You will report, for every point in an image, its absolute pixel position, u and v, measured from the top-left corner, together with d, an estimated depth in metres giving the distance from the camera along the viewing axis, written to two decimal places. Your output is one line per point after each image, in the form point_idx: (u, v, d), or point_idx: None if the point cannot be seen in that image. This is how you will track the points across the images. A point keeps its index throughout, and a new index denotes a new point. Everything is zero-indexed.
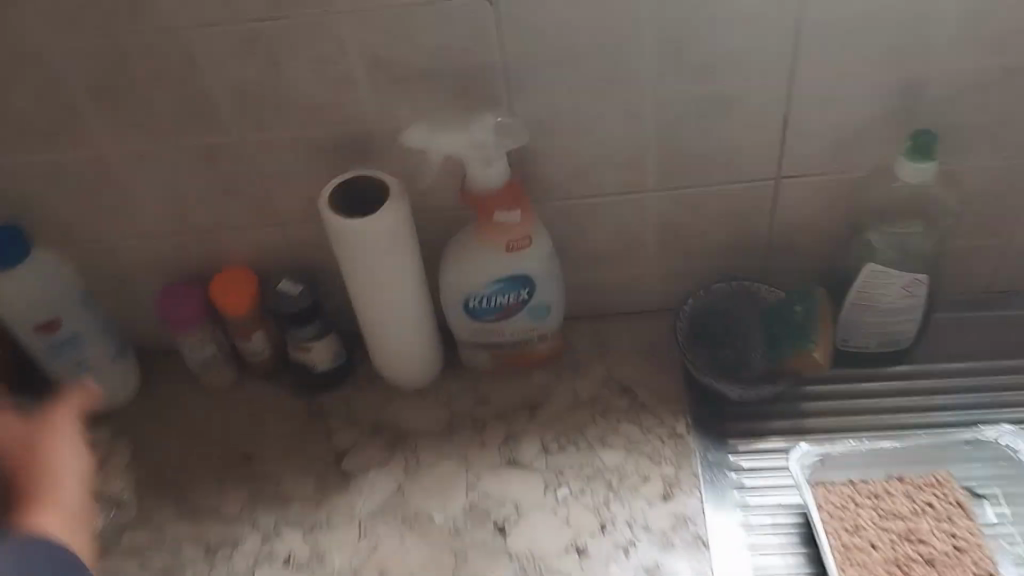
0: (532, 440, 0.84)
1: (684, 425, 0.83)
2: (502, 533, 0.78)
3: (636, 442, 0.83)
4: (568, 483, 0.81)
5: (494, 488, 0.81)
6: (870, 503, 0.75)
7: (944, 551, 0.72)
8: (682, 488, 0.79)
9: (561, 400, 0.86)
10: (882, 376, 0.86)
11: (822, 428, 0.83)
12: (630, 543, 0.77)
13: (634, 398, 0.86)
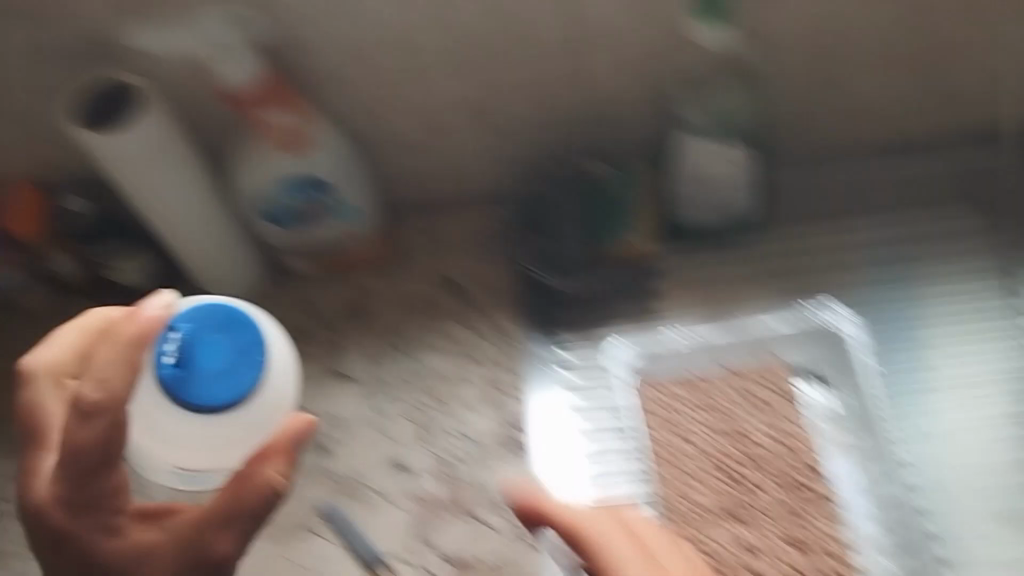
0: (358, 351, 0.79)
1: (516, 321, 0.78)
2: (325, 453, 0.75)
3: (464, 346, 0.78)
4: (393, 395, 0.77)
5: (318, 405, 0.77)
6: (697, 402, 0.73)
7: (767, 449, 0.70)
8: (510, 392, 0.75)
9: (389, 302, 0.81)
10: (726, 250, 0.79)
11: (662, 316, 0.77)
12: (454, 457, 0.74)
13: (465, 296, 0.80)
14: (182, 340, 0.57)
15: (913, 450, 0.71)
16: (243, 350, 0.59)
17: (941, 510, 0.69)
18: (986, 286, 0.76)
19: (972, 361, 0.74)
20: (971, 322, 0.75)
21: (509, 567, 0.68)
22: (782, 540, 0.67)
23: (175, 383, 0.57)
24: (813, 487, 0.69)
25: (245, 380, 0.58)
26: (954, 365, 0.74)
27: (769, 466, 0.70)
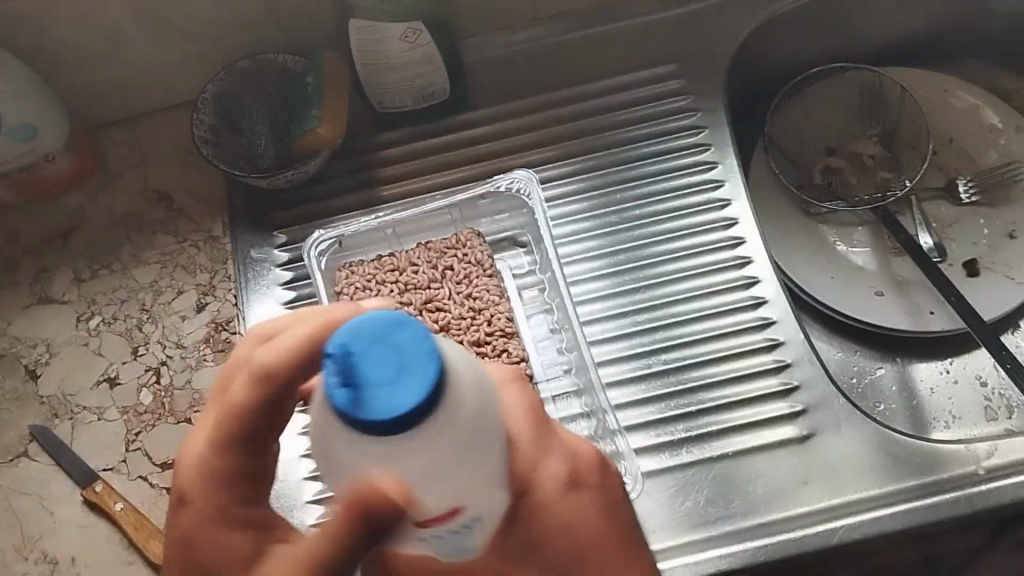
0: (64, 271, 0.78)
1: (221, 222, 0.78)
2: (34, 377, 0.74)
3: (170, 253, 0.77)
4: (101, 312, 0.76)
5: (25, 331, 0.76)
6: (392, 279, 0.71)
7: (458, 316, 0.70)
8: (217, 293, 0.75)
9: (93, 220, 0.79)
10: (435, 134, 0.82)
11: (382, 198, 0.80)
12: (163, 363, 0.73)
13: (170, 205, 0.79)
14: (339, 350, 0.33)
15: (592, 293, 0.75)
16: (418, 351, 0.33)
17: (620, 342, 0.73)
18: (666, 141, 0.81)
19: (649, 207, 0.78)
20: (650, 174, 0.80)
21: None
22: None
23: (354, 408, 0.32)
24: (508, 350, 0.69)
25: (419, 398, 0.32)
26: (633, 212, 0.78)
27: (464, 333, 0.69)
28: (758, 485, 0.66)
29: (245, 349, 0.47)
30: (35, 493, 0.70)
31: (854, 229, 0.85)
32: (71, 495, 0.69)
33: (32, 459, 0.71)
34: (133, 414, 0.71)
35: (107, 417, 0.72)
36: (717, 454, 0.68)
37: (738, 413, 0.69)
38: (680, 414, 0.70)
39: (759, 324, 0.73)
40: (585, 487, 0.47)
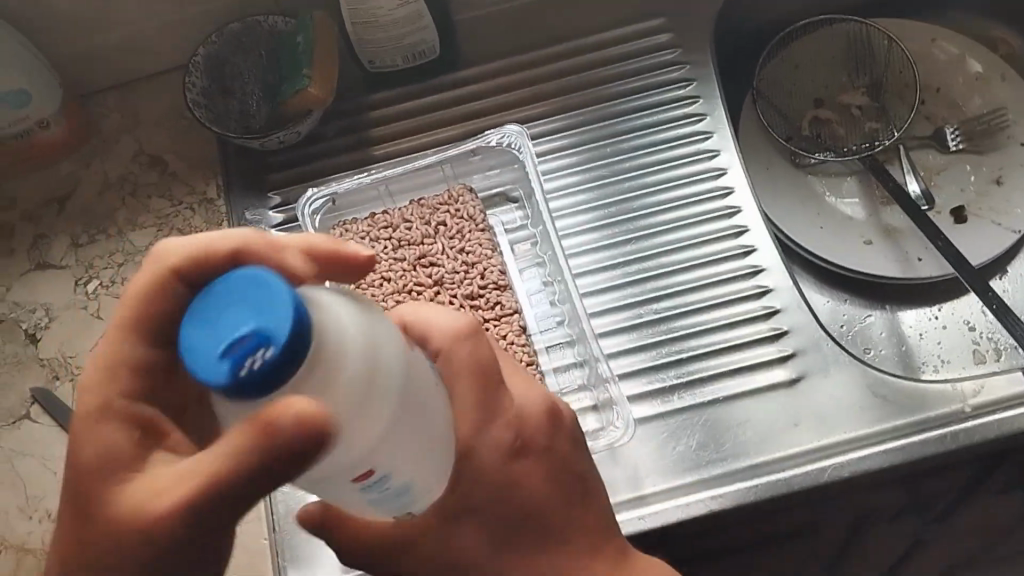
0: (62, 237, 0.78)
1: (215, 185, 0.79)
2: (34, 341, 0.75)
3: (166, 216, 0.78)
4: (99, 276, 0.76)
5: (24, 296, 0.76)
6: (387, 236, 0.72)
7: (452, 270, 0.71)
8: None
9: (89, 186, 0.80)
10: (426, 93, 0.83)
11: (374, 158, 0.81)
12: None
13: (165, 169, 0.80)
14: (219, 359, 0.31)
15: (584, 246, 0.76)
16: (266, 305, 0.31)
17: (612, 293, 0.74)
18: (655, 95, 0.82)
19: (640, 159, 0.79)
20: (640, 128, 0.81)
21: None
22: None
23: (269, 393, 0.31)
24: (502, 303, 0.69)
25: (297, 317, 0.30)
26: (623, 166, 0.79)
27: (458, 287, 0.70)
28: (748, 429, 0.67)
29: (148, 279, 0.41)
30: (39, 453, 0.71)
31: (843, 179, 0.86)
32: None
33: (35, 421, 0.72)
34: None
35: None
36: (709, 400, 0.69)
37: (730, 359, 0.71)
38: (673, 361, 0.71)
39: (750, 273, 0.74)
40: (536, 449, 0.49)
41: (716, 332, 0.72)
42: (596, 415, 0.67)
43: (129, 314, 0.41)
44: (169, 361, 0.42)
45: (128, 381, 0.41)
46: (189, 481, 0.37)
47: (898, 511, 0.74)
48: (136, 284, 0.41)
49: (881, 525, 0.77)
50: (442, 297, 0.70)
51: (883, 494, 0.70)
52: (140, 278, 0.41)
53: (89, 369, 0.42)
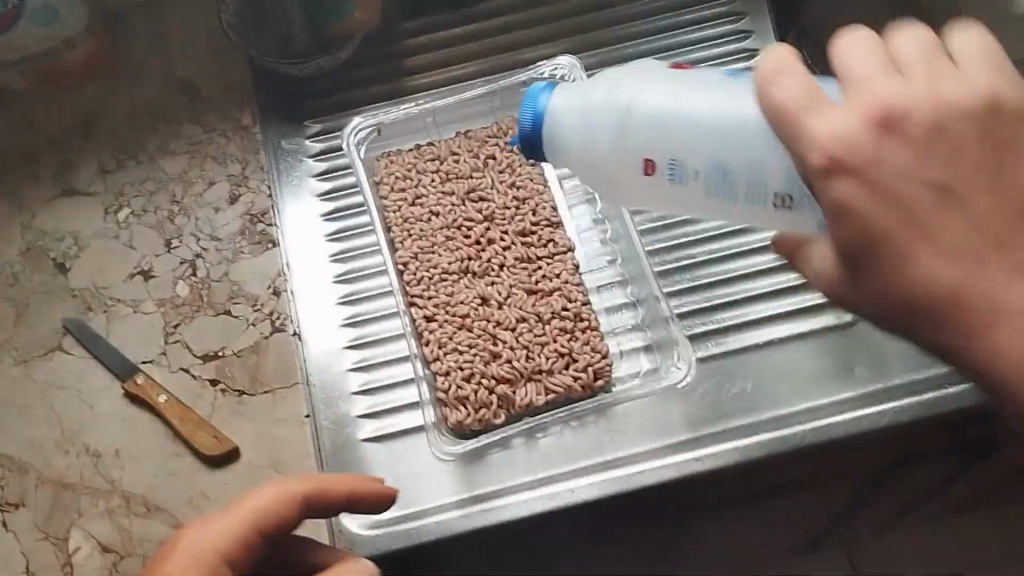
0: (88, 163, 0.75)
1: (249, 114, 0.76)
2: (63, 269, 0.72)
3: (199, 143, 0.75)
4: (130, 204, 0.74)
5: (49, 223, 0.74)
6: (434, 168, 0.71)
7: (502, 205, 0.69)
8: (249, 185, 0.74)
9: (116, 110, 0.77)
10: (466, 22, 0.80)
11: (413, 85, 0.78)
12: (198, 256, 0.72)
13: (195, 94, 0.77)
14: None
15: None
16: None
17: (664, 234, 0.74)
18: (702, 29, 0.79)
19: None
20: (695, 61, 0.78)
21: (259, 358, 0.68)
22: (522, 291, 0.67)
23: None
24: (554, 241, 0.69)
25: None
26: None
27: (509, 224, 0.69)
28: (802, 371, 0.67)
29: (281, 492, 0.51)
30: (74, 385, 0.69)
31: None
32: (110, 388, 0.68)
33: (67, 352, 0.70)
34: (170, 306, 0.70)
35: (142, 309, 0.70)
36: (760, 342, 0.68)
37: (781, 302, 0.70)
38: (728, 301, 0.70)
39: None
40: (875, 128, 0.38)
41: (767, 274, 0.71)
42: (649, 355, 0.67)
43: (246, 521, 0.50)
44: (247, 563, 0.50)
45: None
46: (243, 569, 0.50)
47: (934, 446, 0.75)
48: (276, 488, 0.51)
49: (916, 461, 0.77)
50: (492, 233, 0.69)
51: (928, 435, 0.70)
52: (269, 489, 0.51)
53: (187, 552, 0.49)
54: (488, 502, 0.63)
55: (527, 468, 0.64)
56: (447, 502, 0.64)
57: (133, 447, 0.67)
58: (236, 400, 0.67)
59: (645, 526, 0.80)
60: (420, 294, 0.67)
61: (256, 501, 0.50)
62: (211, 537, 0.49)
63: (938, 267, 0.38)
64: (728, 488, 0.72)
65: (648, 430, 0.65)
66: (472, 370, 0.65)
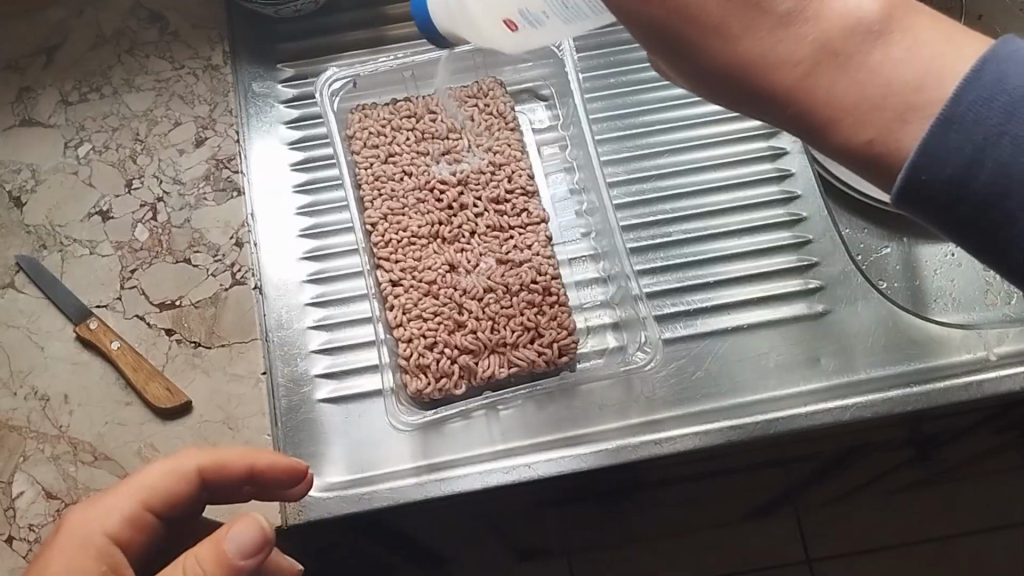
0: (48, 93, 0.72)
1: (220, 52, 0.73)
2: (18, 204, 0.69)
3: (166, 80, 0.72)
4: (91, 139, 0.71)
5: (6, 154, 0.71)
6: (410, 126, 0.68)
7: (478, 169, 0.67)
8: (216, 128, 0.70)
9: (80, 38, 0.73)
10: None
11: (394, 37, 0.76)
12: (159, 200, 0.69)
13: (165, 27, 0.73)
14: None
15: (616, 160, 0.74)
16: None
17: (642, 209, 0.72)
18: None
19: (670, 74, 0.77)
20: None
21: (218, 310, 0.66)
22: (493, 261, 0.65)
23: None
24: (528, 211, 0.67)
25: None
26: (651, 78, 0.77)
27: (483, 189, 0.67)
28: (767, 359, 0.66)
29: (193, 462, 0.52)
30: (26, 325, 0.67)
31: None
32: (63, 331, 0.66)
33: (19, 290, 0.67)
34: (128, 250, 0.68)
35: (99, 252, 0.68)
36: (730, 326, 0.67)
37: (753, 287, 0.69)
38: (699, 285, 0.69)
39: (782, 199, 0.72)
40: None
41: (741, 257, 0.70)
42: (616, 333, 0.66)
43: (151, 487, 0.51)
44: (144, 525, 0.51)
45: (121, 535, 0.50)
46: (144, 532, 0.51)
47: (895, 437, 0.75)
48: (194, 457, 0.52)
49: (873, 448, 0.78)
50: (466, 197, 0.66)
51: (888, 428, 0.70)
52: (186, 458, 0.52)
53: (90, 509, 0.50)
54: (441, 471, 0.63)
55: (483, 439, 0.64)
56: (402, 469, 0.63)
57: (83, 394, 0.65)
58: (192, 352, 0.65)
59: (602, 495, 0.80)
60: (388, 256, 0.65)
61: (144, 476, 0.51)
62: (99, 511, 0.50)
63: (785, 65, 0.39)
64: (686, 467, 0.72)
65: (608, 409, 0.65)
66: (436, 339, 0.63)
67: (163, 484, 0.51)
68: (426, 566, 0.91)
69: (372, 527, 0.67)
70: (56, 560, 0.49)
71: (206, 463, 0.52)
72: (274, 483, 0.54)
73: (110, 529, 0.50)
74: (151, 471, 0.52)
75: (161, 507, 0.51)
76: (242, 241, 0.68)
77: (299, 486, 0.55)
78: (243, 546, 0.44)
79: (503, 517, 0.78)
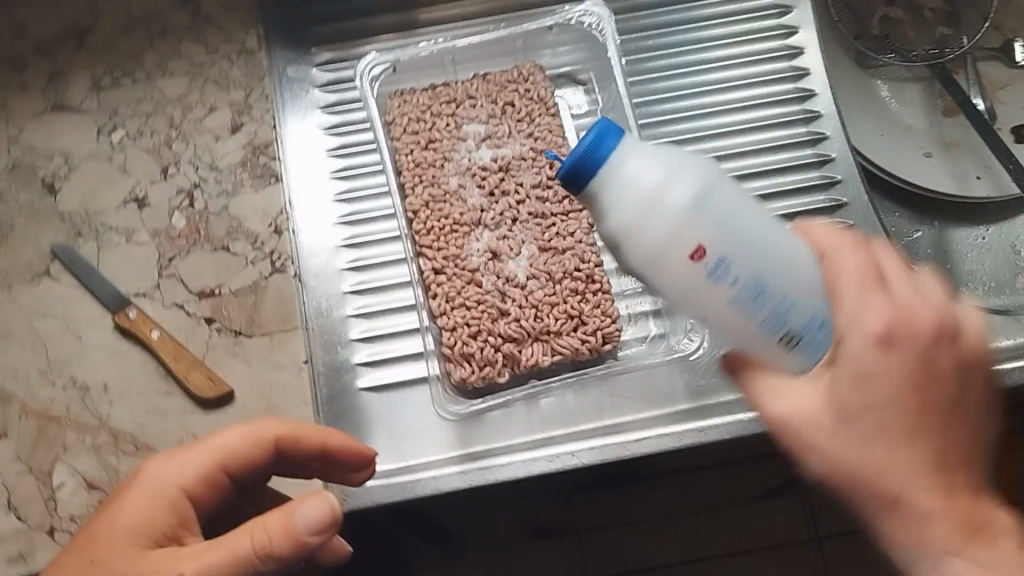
0: (79, 77, 0.71)
1: (254, 37, 0.71)
2: (53, 192, 0.69)
3: (200, 64, 0.71)
4: (125, 125, 0.70)
5: (38, 141, 0.70)
6: (449, 111, 0.67)
7: (520, 155, 0.66)
8: (253, 114, 0.70)
9: (110, 22, 0.72)
10: None
11: (427, 20, 0.75)
12: (196, 186, 0.68)
13: (197, 10, 0.72)
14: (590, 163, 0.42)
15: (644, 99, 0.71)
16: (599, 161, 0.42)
17: None
18: None
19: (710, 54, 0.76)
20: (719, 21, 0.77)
21: (258, 298, 0.66)
22: (536, 248, 0.65)
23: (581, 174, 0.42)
24: (570, 197, 0.65)
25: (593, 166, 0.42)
26: None
27: (524, 176, 0.66)
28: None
29: (272, 429, 0.52)
30: (62, 313, 0.66)
31: (906, 84, 0.82)
32: (100, 320, 0.66)
33: (55, 279, 0.67)
34: (165, 237, 0.67)
35: (136, 240, 0.67)
36: None
37: None
38: None
39: (812, 140, 0.70)
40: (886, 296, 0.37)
41: None
42: (658, 321, 0.66)
43: (231, 450, 0.51)
44: (219, 484, 0.51)
45: (198, 490, 0.50)
46: (216, 492, 0.51)
47: None
48: (272, 425, 0.52)
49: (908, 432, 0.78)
50: (508, 184, 0.66)
51: None
52: (268, 424, 0.52)
53: (166, 464, 0.50)
54: (480, 459, 0.63)
55: (523, 425, 0.64)
56: (443, 458, 0.63)
57: (123, 381, 0.64)
58: (232, 341, 0.65)
59: (636, 474, 0.80)
60: (429, 245, 0.64)
61: (223, 435, 0.51)
62: (180, 464, 0.50)
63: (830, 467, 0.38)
64: (722, 451, 0.72)
65: (649, 398, 0.64)
66: (479, 328, 0.63)
67: (242, 447, 0.51)
68: (442, 550, 0.91)
69: (407, 510, 0.67)
70: (128, 506, 0.48)
71: (286, 434, 0.52)
72: (341, 463, 0.55)
73: (185, 484, 0.50)
74: (226, 432, 0.51)
75: (237, 470, 0.51)
76: (281, 232, 0.67)
77: (364, 469, 0.57)
78: (311, 522, 0.45)
79: (533, 498, 0.79)
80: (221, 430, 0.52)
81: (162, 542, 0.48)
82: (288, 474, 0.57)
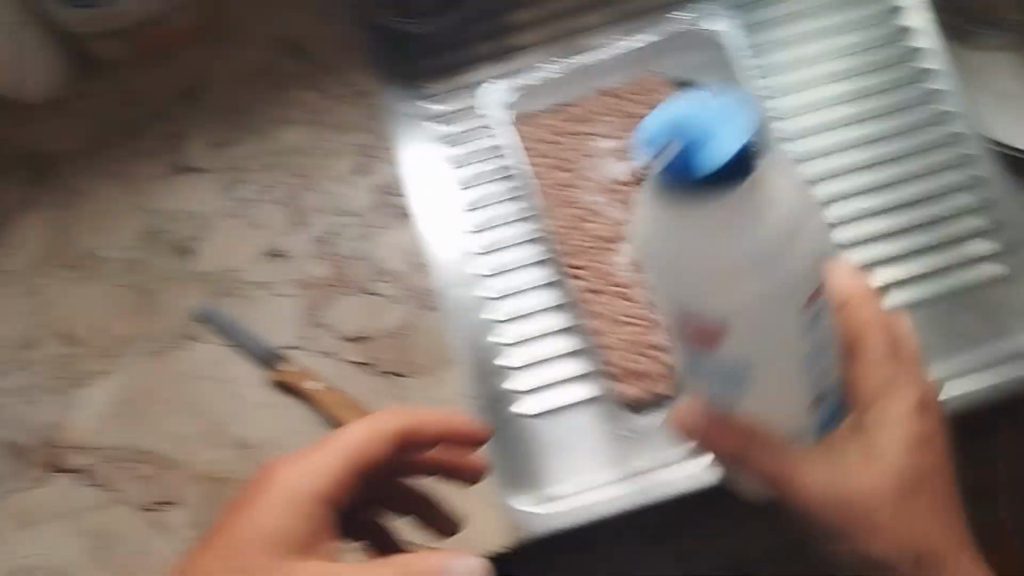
0: (199, 138, 0.71)
1: (369, 79, 0.72)
2: (187, 254, 0.68)
3: (319, 111, 0.71)
4: (252, 180, 0.70)
5: (167, 205, 0.70)
6: (576, 134, 0.69)
7: None
8: (379, 154, 0.70)
9: (224, 79, 0.72)
10: None
11: (530, 46, 0.76)
12: (331, 233, 0.68)
13: (308, 58, 0.73)
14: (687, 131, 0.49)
15: None
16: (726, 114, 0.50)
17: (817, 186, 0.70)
18: None
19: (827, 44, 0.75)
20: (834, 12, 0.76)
21: (412, 336, 0.64)
22: None
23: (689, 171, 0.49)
24: None
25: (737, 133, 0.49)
26: None
27: None
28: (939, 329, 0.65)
29: (392, 426, 0.53)
30: (214, 374, 0.65)
31: None
32: (253, 376, 0.64)
33: (203, 341, 0.66)
34: (310, 287, 0.67)
35: (280, 293, 0.67)
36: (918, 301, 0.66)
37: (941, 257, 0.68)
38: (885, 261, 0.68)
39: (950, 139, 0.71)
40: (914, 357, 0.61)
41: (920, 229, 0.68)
42: None
43: (357, 449, 0.52)
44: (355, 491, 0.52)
45: (333, 499, 0.51)
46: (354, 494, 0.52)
47: None
48: (393, 417, 0.53)
49: None
50: None
51: None
52: (384, 420, 0.53)
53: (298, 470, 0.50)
54: (639, 480, 0.61)
55: (681, 437, 0.62)
56: (604, 479, 0.61)
57: (284, 436, 0.63)
58: (391, 382, 0.63)
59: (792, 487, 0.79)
60: (577, 265, 0.64)
61: (365, 437, 0.52)
62: (313, 468, 0.50)
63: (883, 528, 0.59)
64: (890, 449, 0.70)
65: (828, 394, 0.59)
66: (640, 342, 0.62)
67: (373, 447, 0.52)
68: None
69: (584, 540, 0.66)
70: (268, 513, 0.49)
71: (399, 428, 0.53)
72: (457, 459, 0.56)
73: (324, 491, 0.50)
74: (359, 428, 0.52)
75: (368, 470, 0.52)
76: (421, 268, 0.67)
77: (475, 473, 0.57)
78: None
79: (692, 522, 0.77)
80: (350, 426, 0.53)
81: (306, 547, 0.49)
82: (398, 474, 0.57)
